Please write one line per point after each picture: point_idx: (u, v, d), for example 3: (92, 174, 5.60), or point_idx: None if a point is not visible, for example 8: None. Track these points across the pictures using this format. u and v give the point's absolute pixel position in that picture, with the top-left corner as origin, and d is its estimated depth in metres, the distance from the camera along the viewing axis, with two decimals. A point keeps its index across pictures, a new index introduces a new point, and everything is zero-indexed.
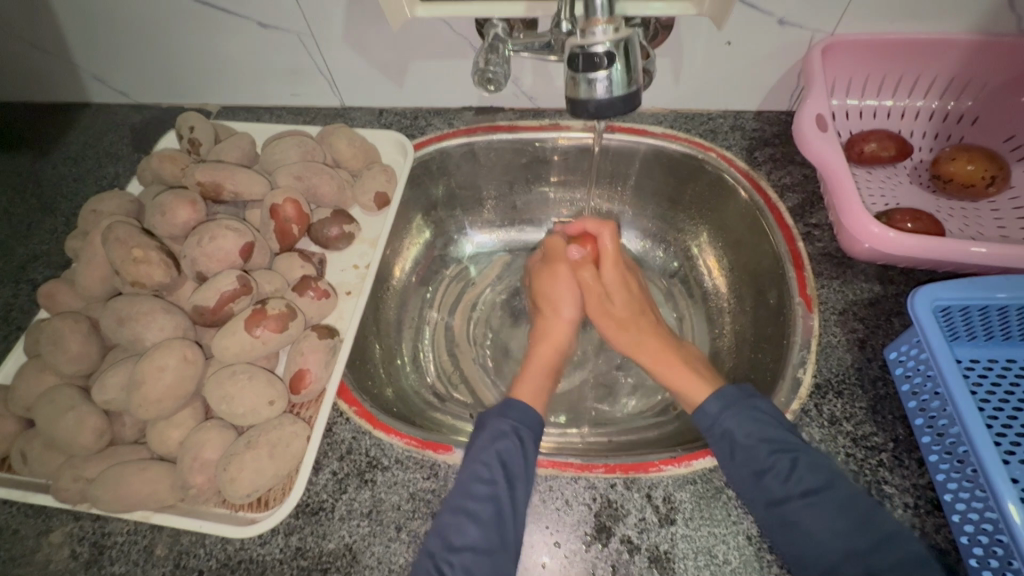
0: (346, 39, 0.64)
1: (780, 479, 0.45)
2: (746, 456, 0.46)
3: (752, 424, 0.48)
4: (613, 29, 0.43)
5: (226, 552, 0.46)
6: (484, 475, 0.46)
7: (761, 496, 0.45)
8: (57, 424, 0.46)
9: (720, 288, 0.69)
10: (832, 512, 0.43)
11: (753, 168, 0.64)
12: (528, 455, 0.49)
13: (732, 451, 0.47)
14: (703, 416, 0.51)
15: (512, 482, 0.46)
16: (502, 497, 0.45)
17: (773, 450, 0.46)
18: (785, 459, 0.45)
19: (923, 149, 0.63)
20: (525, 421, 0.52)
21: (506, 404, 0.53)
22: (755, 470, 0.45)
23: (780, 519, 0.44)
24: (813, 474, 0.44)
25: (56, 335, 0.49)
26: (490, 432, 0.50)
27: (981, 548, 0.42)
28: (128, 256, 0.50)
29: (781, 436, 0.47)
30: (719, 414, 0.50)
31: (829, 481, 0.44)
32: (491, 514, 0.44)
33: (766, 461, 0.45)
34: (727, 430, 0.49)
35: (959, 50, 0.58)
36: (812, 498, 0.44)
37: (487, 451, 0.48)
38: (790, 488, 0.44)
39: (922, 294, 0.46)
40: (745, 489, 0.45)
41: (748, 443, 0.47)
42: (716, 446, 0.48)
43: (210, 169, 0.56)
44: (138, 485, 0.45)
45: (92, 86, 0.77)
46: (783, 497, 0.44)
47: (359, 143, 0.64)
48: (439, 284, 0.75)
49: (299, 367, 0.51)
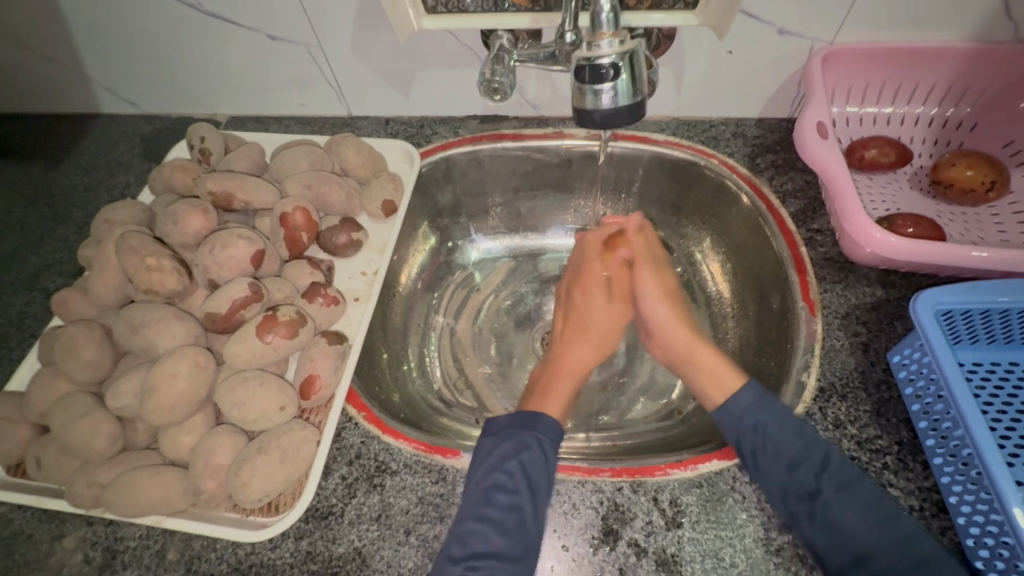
0: (354, 50, 0.66)
1: (814, 472, 0.44)
2: (781, 449, 0.45)
3: (784, 419, 0.47)
4: (619, 41, 0.44)
5: (237, 556, 0.47)
6: (507, 485, 0.45)
7: (792, 489, 0.44)
8: (71, 430, 0.47)
9: (724, 293, 0.69)
10: (861, 507, 0.42)
11: (755, 174, 0.65)
12: (550, 463, 0.48)
13: (766, 443, 0.46)
14: (733, 408, 0.49)
15: (534, 491, 0.45)
16: (525, 507, 0.44)
17: (808, 444, 0.45)
18: (819, 456, 0.45)
19: (923, 155, 0.64)
20: (549, 432, 0.50)
21: (532, 415, 0.51)
22: (788, 464, 0.45)
23: (812, 511, 0.43)
24: (845, 472, 0.44)
25: (70, 342, 0.50)
26: (512, 442, 0.48)
27: (986, 550, 0.42)
28: (141, 264, 0.51)
29: (813, 433, 0.46)
30: (753, 406, 0.49)
31: (860, 480, 0.44)
32: (516, 523, 0.44)
33: (800, 455, 0.45)
34: (761, 422, 0.47)
35: (958, 57, 0.59)
36: (845, 493, 0.43)
37: (509, 461, 0.47)
38: (825, 482, 0.44)
39: (924, 298, 0.46)
40: (774, 480, 0.45)
41: (782, 436, 0.46)
42: (745, 437, 0.47)
43: (221, 178, 0.57)
44: (152, 490, 0.46)
45: (103, 97, 0.78)
46: (815, 491, 0.43)
47: (367, 152, 0.65)
48: (445, 290, 0.76)
49: (309, 373, 0.52)
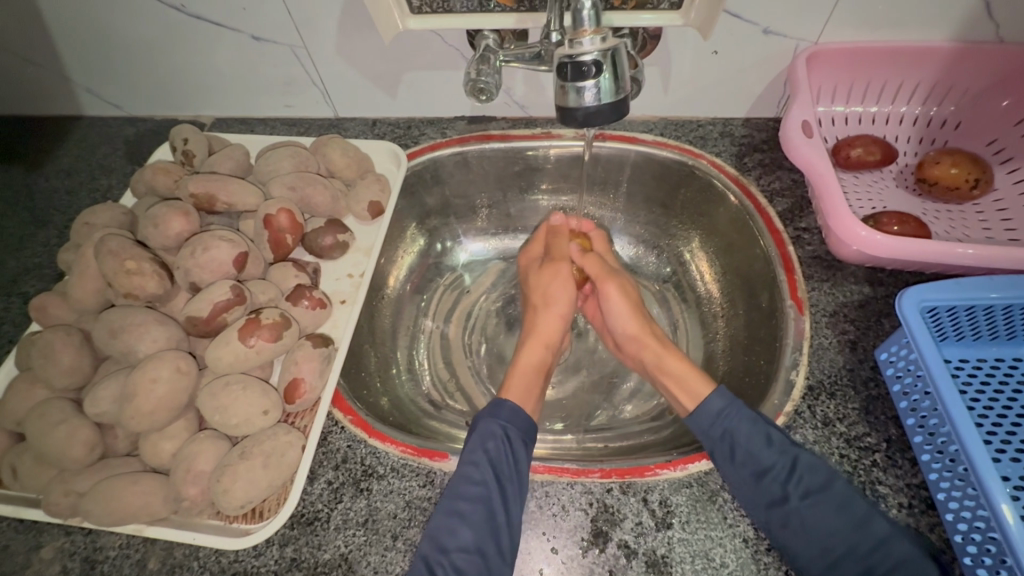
0: (339, 51, 0.65)
1: (780, 480, 0.45)
2: (748, 457, 0.46)
3: (753, 424, 0.48)
4: (600, 39, 0.44)
5: (220, 564, 0.46)
6: (475, 477, 0.47)
7: (762, 498, 0.45)
8: (48, 438, 0.46)
9: (713, 292, 0.69)
10: (831, 513, 0.44)
11: (742, 174, 0.65)
12: (516, 451, 0.49)
13: (734, 451, 0.47)
14: (703, 415, 0.51)
15: (501, 480, 0.46)
16: (493, 497, 0.45)
17: (776, 450, 0.46)
18: (786, 462, 0.46)
19: (908, 153, 0.64)
20: (515, 421, 0.52)
21: (496, 404, 0.53)
22: (755, 471, 0.46)
23: (782, 520, 0.44)
24: (813, 475, 0.45)
25: (48, 347, 0.49)
26: (480, 435, 0.50)
27: (974, 546, 0.42)
28: (121, 267, 0.50)
29: (781, 438, 0.47)
30: (721, 411, 0.50)
31: (828, 482, 0.45)
32: (483, 515, 0.45)
33: (767, 463, 0.46)
34: (729, 429, 0.49)
35: (940, 57, 0.59)
36: (811, 498, 0.45)
37: (477, 453, 0.48)
38: (791, 490, 0.45)
39: (910, 295, 0.46)
40: (742, 491, 0.46)
41: (749, 443, 0.47)
42: (716, 446, 0.48)
43: (203, 180, 0.56)
44: (132, 498, 0.45)
45: (85, 99, 0.77)
46: (783, 497, 0.45)
47: (353, 154, 0.64)
48: (434, 293, 0.75)
49: (294, 377, 0.51)
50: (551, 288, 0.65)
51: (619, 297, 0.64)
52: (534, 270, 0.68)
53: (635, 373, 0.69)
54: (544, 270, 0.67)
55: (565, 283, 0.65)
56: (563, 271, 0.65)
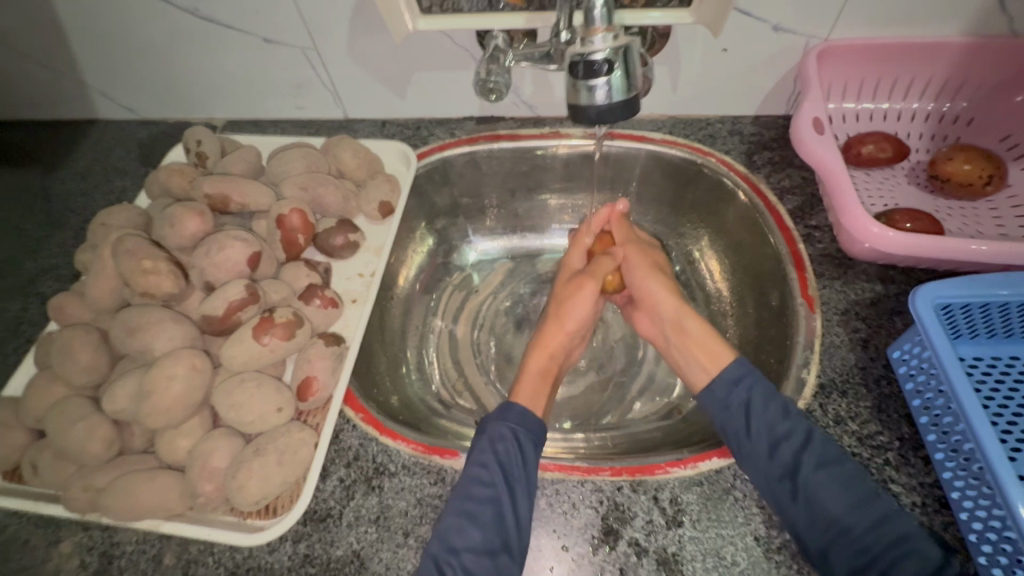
0: (350, 52, 0.66)
1: (794, 451, 0.45)
2: (764, 428, 0.47)
3: (770, 396, 0.48)
4: (612, 36, 0.44)
5: (234, 560, 0.46)
6: (484, 478, 0.46)
7: (773, 469, 0.45)
8: (67, 435, 0.47)
9: (723, 290, 0.69)
10: (841, 487, 0.44)
11: (752, 172, 0.65)
12: (527, 456, 0.49)
13: (750, 422, 0.47)
14: (718, 388, 0.51)
15: (510, 482, 0.46)
16: (502, 500, 0.45)
17: (791, 422, 0.47)
18: (800, 434, 0.46)
19: (920, 150, 0.63)
20: (524, 425, 0.51)
21: (504, 407, 0.53)
22: (770, 442, 0.46)
23: (793, 490, 0.44)
24: (826, 449, 0.45)
25: (66, 346, 0.50)
26: (488, 437, 0.50)
27: (990, 545, 0.42)
28: (137, 267, 0.51)
29: (796, 411, 0.48)
30: (739, 380, 0.51)
31: (839, 459, 0.45)
32: (493, 517, 0.44)
33: (782, 434, 0.46)
34: (746, 401, 0.49)
35: (952, 52, 0.59)
36: (824, 470, 0.44)
37: (486, 454, 0.48)
38: (804, 460, 0.45)
39: (923, 292, 0.46)
40: (754, 462, 0.46)
41: (765, 414, 0.47)
42: (732, 418, 0.49)
43: (217, 181, 0.57)
44: (148, 494, 0.46)
45: (100, 102, 0.78)
46: (795, 467, 0.45)
47: (363, 154, 0.65)
48: (443, 292, 0.75)
49: (306, 375, 0.51)
50: (567, 305, 0.63)
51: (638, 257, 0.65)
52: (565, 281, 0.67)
53: (644, 372, 0.69)
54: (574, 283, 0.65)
55: (585, 302, 0.63)
56: (589, 290, 0.63)
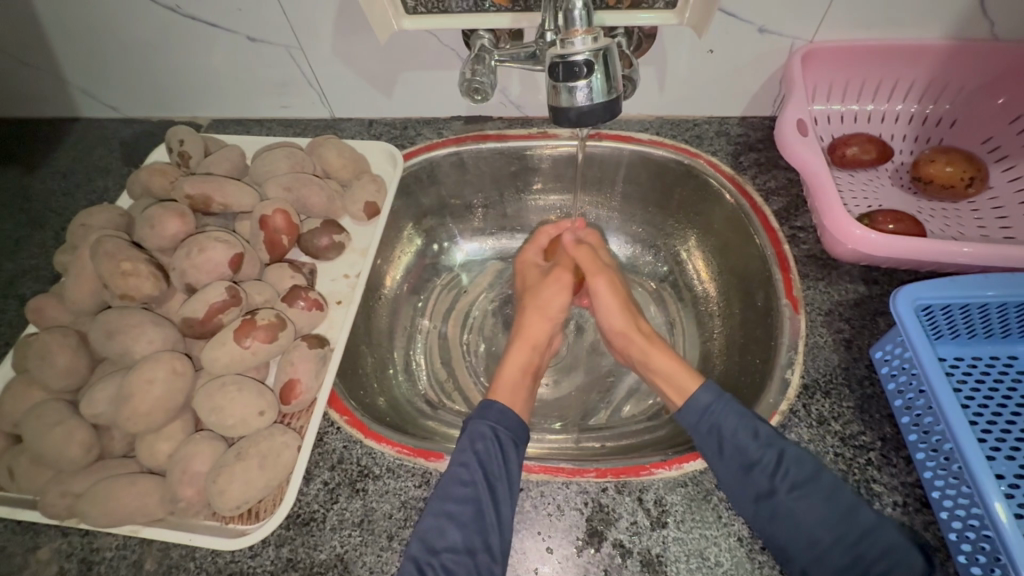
0: (335, 51, 0.65)
1: (768, 473, 0.45)
2: (736, 451, 0.47)
3: (740, 419, 0.48)
4: (592, 39, 0.44)
5: (216, 565, 0.46)
6: (465, 478, 0.47)
7: (749, 492, 0.45)
8: (45, 439, 0.46)
9: (709, 291, 0.69)
10: (819, 504, 0.44)
11: (738, 173, 0.65)
12: (507, 454, 0.49)
13: (722, 446, 0.47)
14: (691, 410, 0.52)
15: (491, 480, 0.46)
16: (482, 498, 0.45)
17: (763, 443, 0.47)
18: (773, 455, 0.46)
19: (904, 152, 0.64)
20: (504, 422, 0.52)
21: (485, 405, 0.53)
22: (743, 465, 0.46)
23: (770, 513, 0.44)
24: (800, 468, 0.45)
25: (44, 349, 0.49)
26: (469, 436, 0.50)
27: (968, 544, 0.42)
28: (116, 269, 0.50)
29: (768, 431, 0.47)
30: (709, 406, 0.50)
31: (816, 474, 0.45)
32: (473, 515, 0.45)
33: (755, 456, 0.46)
34: (716, 425, 0.49)
35: (935, 55, 0.59)
36: (800, 490, 0.45)
37: (465, 453, 0.48)
38: (779, 482, 0.45)
39: (904, 293, 0.46)
40: (731, 486, 0.46)
41: (736, 438, 0.47)
42: (705, 442, 0.49)
43: (198, 181, 0.56)
44: (128, 499, 0.45)
45: (82, 101, 0.77)
46: (770, 490, 0.45)
47: (349, 154, 0.64)
48: (430, 293, 0.75)
49: (289, 377, 0.51)
50: (545, 296, 0.65)
51: (607, 292, 0.63)
52: (533, 276, 0.68)
53: (631, 372, 0.69)
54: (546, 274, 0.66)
55: (563, 289, 0.65)
56: (563, 279, 0.65)
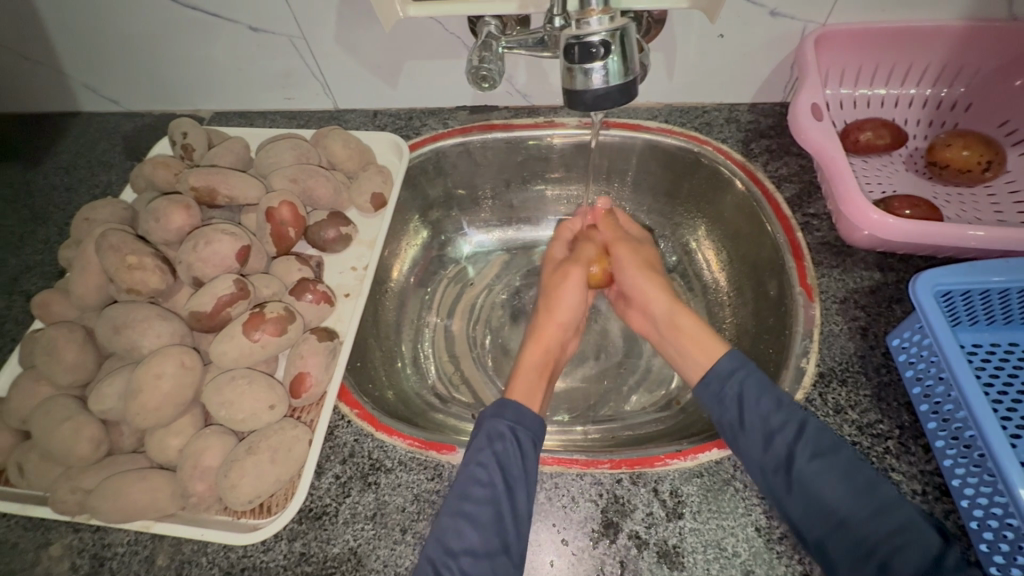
0: (338, 41, 0.64)
1: (788, 441, 0.45)
2: (758, 421, 0.46)
3: (763, 387, 0.48)
4: (608, 18, 0.43)
5: (229, 560, 0.46)
6: (482, 478, 0.46)
7: (767, 460, 0.44)
8: (54, 435, 0.45)
9: (720, 281, 0.69)
10: (837, 478, 0.43)
11: (749, 160, 0.64)
12: (527, 454, 0.48)
13: (743, 416, 0.47)
14: (713, 378, 0.51)
15: (510, 483, 0.45)
16: (501, 499, 0.45)
17: (784, 413, 0.46)
18: (794, 425, 0.45)
19: (918, 137, 0.63)
20: (522, 422, 0.51)
21: (501, 404, 0.52)
22: (764, 433, 0.46)
23: (787, 482, 0.43)
24: (821, 438, 0.44)
25: (51, 344, 0.49)
26: (485, 434, 0.49)
27: (991, 533, 0.41)
28: (122, 263, 0.49)
29: (790, 403, 0.47)
30: (733, 372, 0.50)
31: (836, 447, 0.44)
32: (491, 517, 0.44)
33: (775, 425, 0.46)
34: (739, 393, 0.49)
35: (951, 36, 0.58)
36: (819, 460, 0.44)
37: (485, 453, 0.47)
38: (797, 451, 0.44)
39: (924, 279, 0.46)
40: (751, 455, 0.45)
41: (759, 408, 0.47)
42: (726, 413, 0.49)
43: (203, 173, 0.55)
44: (138, 494, 0.45)
45: (83, 94, 0.76)
46: (787, 459, 0.44)
47: (354, 145, 0.63)
48: (438, 286, 0.75)
49: (299, 371, 0.50)
50: (561, 291, 0.64)
51: (627, 255, 0.64)
52: (550, 269, 0.68)
53: (643, 363, 0.68)
54: (559, 272, 0.66)
55: (576, 285, 0.64)
56: (575, 274, 0.64)
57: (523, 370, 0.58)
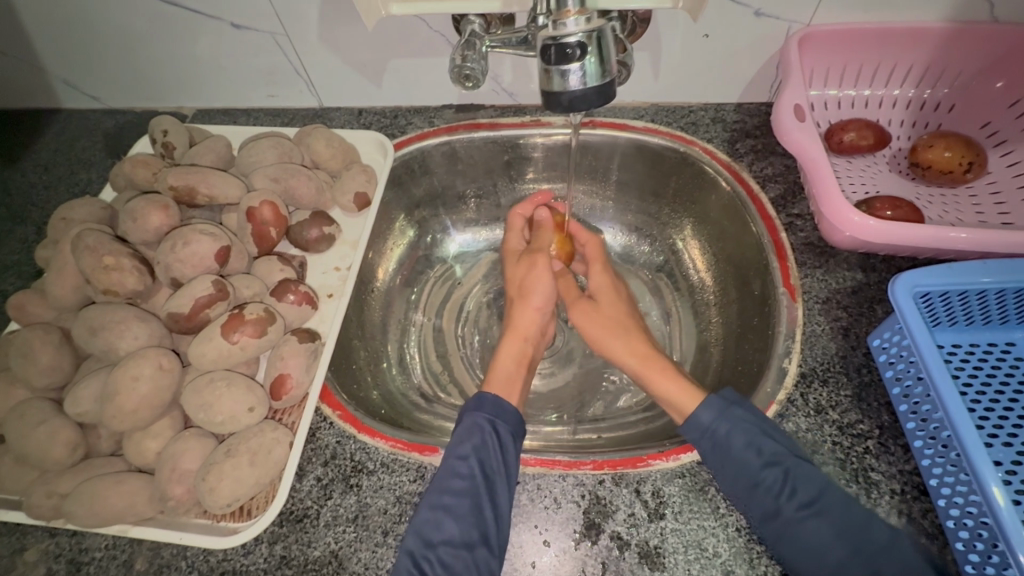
0: (322, 38, 0.63)
1: (772, 493, 0.43)
2: (739, 469, 0.45)
3: (743, 436, 0.46)
4: (585, 19, 0.43)
5: (209, 564, 0.45)
6: (462, 471, 0.46)
7: (756, 511, 0.44)
8: (28, 439, 0.45)
9: (706, 281, 0.69)
10: (827, 526, 0.42)
11: (735, 160, 0.64)
12: (507, 449, 0.48)
13: (725, 465, 0.45)
14: (692, 426, 0.49)
15: (489, 475, 0.45)
16: (480, 492, 0.45)
17: (766, 462, 0.44)
18: (777, 475, 0.44)
19: (902, 137, 0.63)
20: (501, 415, 0.51)
21: (478, 398, 0.52)
22: (748, 483, 0.44)
23: (777, 533, 0.43)
24: (807, 486, 0.43)
25: (26, 346, 0.48)
26: (465, 428, 0.49)
27: (966, 531, 0.42)
28: (98, 264, 0.49)
29: (773, 448, 0.45)
30: (710, 424, 0.48)
31: (822, 494, 0.43)
32: (469, 508, 0.44)
33: (758, 475, 0.44)
34: (719, 441, 0.46)
35: (934, 38, 0.58)
36: (808, 512, 0.42)
37: (464, 445, 0.47)
38: (785, 502, 0.43)
39: (903, 280, 0.46)
40: (740, 501, 0.45)
41: (740, 455, 0.45)
42: (710, 458, 0.47)
43: (182, 172, 0.55)
44: (115, 499, 0.44)
45: (63, 91, 0.75)
46: (775, 511, 0.43)
47: (338, 143, 0.63)
48: (424, 285, 0.74)
49: (279, 373, 0.50)
50: (532, 283, 0.63)
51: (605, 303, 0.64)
52: (511, 262, 0.68)
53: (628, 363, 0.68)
54: (524, 263, 0.66)
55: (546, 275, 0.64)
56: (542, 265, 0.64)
57: (501, 365, 0.58)
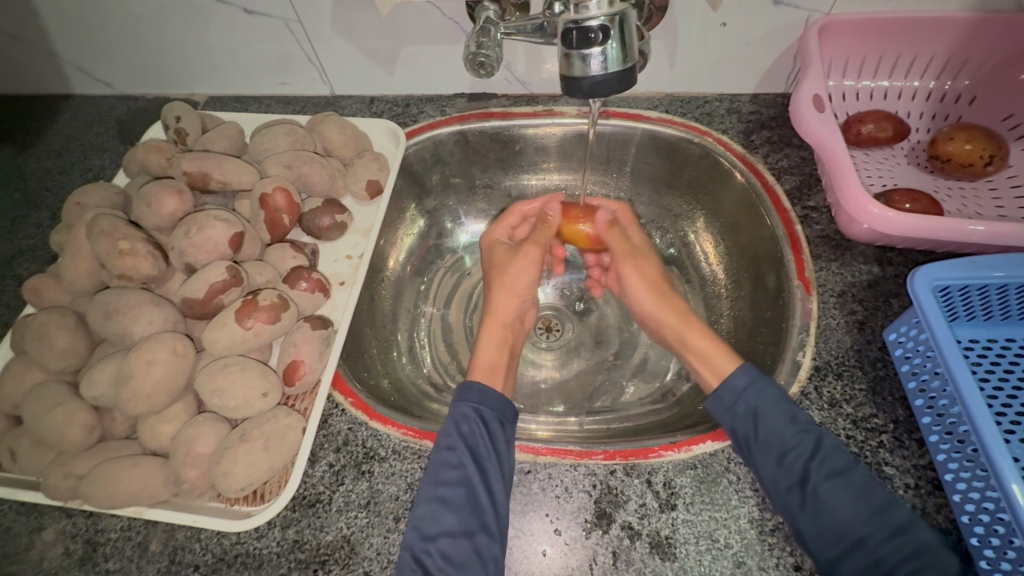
0: (335, 25, 0.63)
1: (803, 460, 0.44)
2: (773, 436, 0.45)
3: (779, 404, 0.46)
4: (608, 2, 0.42)
5: (222, 547, 0.46)
6: (451, 460, 0.46)
7: (783, 478, 0.44)
8: (45, 420, 0.45)
9: (718, 273, 0.68)
10: (853, 496, 0.42)
11: (750, 151, 0.63)
12: (493, 431, 0.48)
13: (759, 430, 0.45)
14: (725, 392, 0.48)
15: (480, 462, 0.45)
16: (473, 480, 0.45)
17: (799, 430, 0.45)
18: (809, 443, 0.45)
19: (921, 129, 0.62)
20: (487, 401, 0.50)
21: (466, 387, 0.51)
22: (778, 451, 0.44)
23: (803, 501, 0.43)
24: (837, 457, 0.44)
25: (43, 330, 0.48)
26: (451, 418, 0.49)
27: (982, 527, 0.42)
28: (113, 248, 0.49)
29: (806, 417, 0.46)
30: (746, 388, 0.47)
31: (851, 465, 0.44)
32: (466, 498, 0.44)
33: (790, 442, 0.45)
34: (754, 409, 0.46)
35: (956, 28, 0.57)
36: (835, 481, 0.43)
37: (452, 436, 0.47)
38: (814, 469, 0.43)
39: (921, 274, 0.45)
40: (764, 470, 0.44)
41: (773, 422, 0.45)
42: (739, 423, 0.46)
43: (196, 158, 0.55)
44: (132, 481, 0.44)
45: (76, 77, 0.75)
46: (804, 477, 0.43)
47: (350, 131, 0.63)
48: (434, 275, 0.74)
49: (292, 359, 0.50)
50: (512, 271, 0.63)
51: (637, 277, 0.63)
52: (495, 251, 0.66)
53: (638, 354, 0.68)
54: (512, 251, 0.65)
55: (530, 265, 0.64)
56: (531, 255, 0.64)
57: (505, 357, 0.58)
